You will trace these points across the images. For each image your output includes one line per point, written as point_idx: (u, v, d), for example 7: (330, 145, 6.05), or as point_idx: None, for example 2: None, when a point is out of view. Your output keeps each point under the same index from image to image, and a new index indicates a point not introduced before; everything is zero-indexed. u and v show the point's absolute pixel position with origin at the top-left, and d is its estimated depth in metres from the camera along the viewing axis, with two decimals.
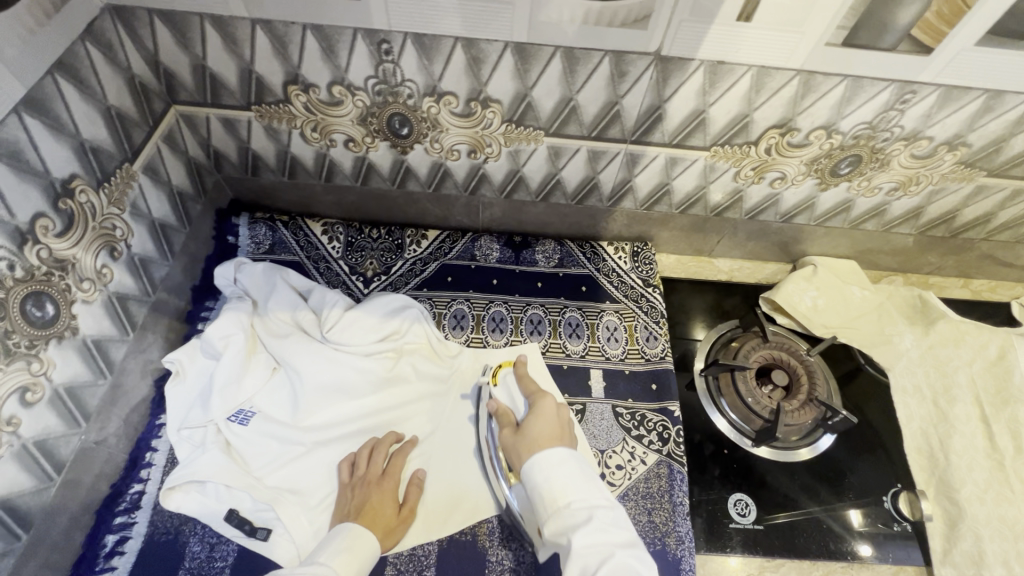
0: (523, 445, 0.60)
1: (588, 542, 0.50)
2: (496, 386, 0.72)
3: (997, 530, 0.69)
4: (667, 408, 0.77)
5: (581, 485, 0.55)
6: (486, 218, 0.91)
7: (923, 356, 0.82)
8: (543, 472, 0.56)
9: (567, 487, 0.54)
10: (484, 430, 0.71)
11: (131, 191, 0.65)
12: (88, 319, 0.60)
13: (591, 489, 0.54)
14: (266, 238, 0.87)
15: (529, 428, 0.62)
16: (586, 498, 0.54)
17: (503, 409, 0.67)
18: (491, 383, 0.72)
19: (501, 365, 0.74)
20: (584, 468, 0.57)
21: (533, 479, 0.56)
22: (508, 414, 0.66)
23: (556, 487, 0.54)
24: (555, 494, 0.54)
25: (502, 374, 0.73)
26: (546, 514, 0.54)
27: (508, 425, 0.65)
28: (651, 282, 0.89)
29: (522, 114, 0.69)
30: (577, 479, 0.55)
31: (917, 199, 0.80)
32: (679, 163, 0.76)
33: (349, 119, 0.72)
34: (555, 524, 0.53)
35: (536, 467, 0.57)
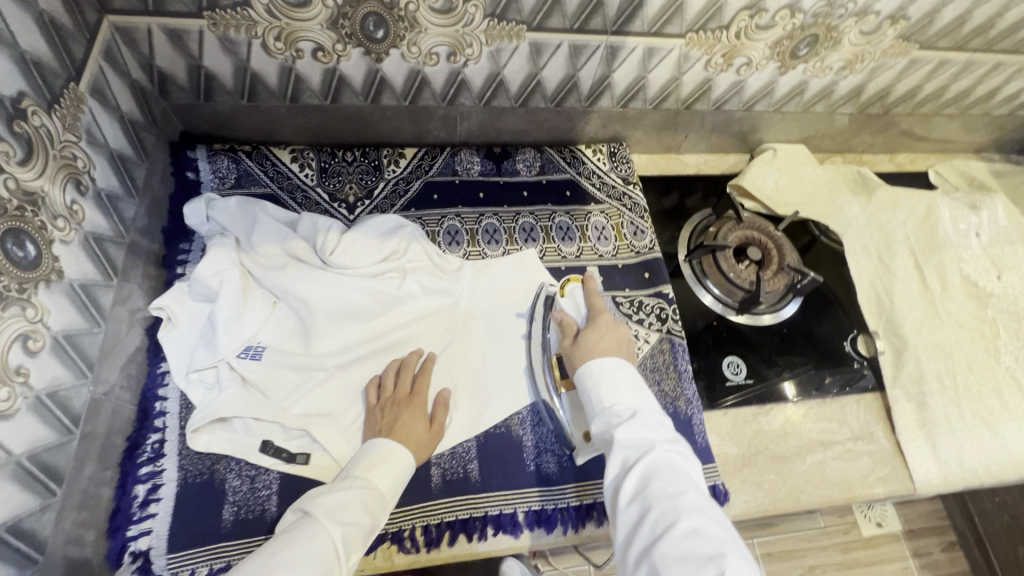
0: (579, 352, 0.65)
1: (630, 436, 0.55)
2: (564, 297, 0.74)
3: (932, 353, 0.83)
4: (661, 291, 0.84)
5: (627, 389, 0.59)
6: (464, 131, 0.89)
7: (868, 221, 0.93)
8: (594, 372, 0.61)
9: (612, 388, 0.60)
10: (538, 350, 0.74)
11: (83, 115, 0.57)
12: (70, 262, 0.54)
13: (637, 394, 0.59)
14: (231, 171, 0.80)
15: (585, 338, 0.66)
16: (634, 399, 0.59)
17: (568, 320, 0.70)
18: (559, 295, 0.75)
19: (569, 279, 0.75)
20: (632, 372, 0.61)
21: (585, 378, 0.61)
22: (570, 324, 0.69)
23: (603, 388, 0.60)
24: (603, 394, 0.59)
25: (570, 288, 0.74)
26: (594, 415, 0.59)
27: (566, 336, 0.69)
28: (630, 181, 0.93)
29: (505, 7, 0.67)
30: (628, 379, 0.60)
31: (861, 76, 0.88)
32: (655, 54, 0.78)
33: (318, 23, 0.66)
34: (598, 420, 0.58)
35: (587, 369, 0.62)
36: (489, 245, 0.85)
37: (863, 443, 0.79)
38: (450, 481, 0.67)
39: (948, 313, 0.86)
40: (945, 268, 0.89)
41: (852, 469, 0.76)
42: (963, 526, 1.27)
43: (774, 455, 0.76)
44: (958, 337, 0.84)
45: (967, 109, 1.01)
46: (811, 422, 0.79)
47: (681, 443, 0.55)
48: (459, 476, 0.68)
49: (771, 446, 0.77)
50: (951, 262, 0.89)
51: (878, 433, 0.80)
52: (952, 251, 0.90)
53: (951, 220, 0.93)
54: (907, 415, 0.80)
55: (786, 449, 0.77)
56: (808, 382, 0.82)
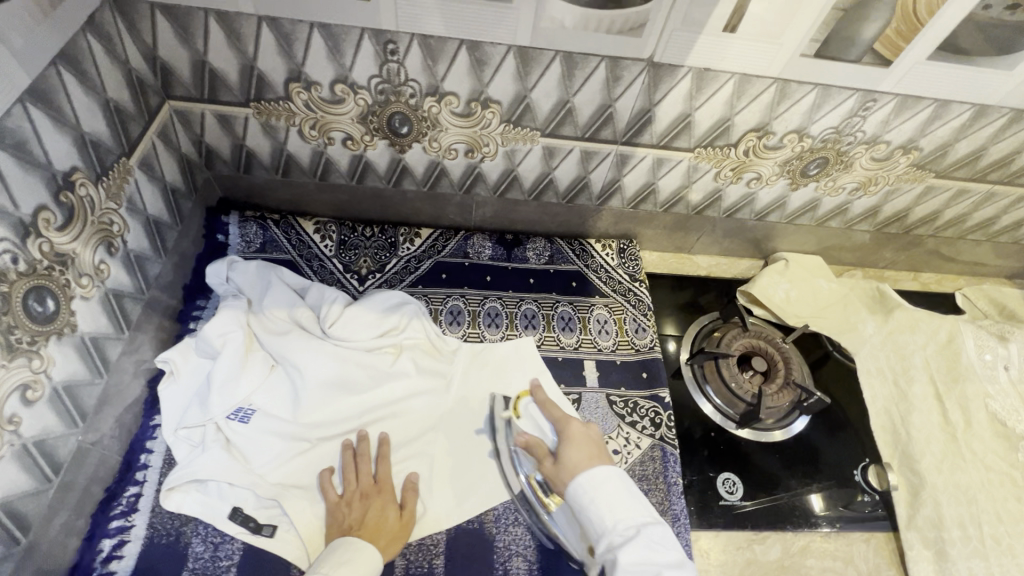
0: (566, 471, 0.61)
1: (637, 561, 0.51)
2: (520, 418, 0.74)
3: (953, 495, 0.77)
4: (658, 394, 0.82)
5: (630, 502, 0.56)
6: (478, 217, 0.93)
7: (884, 342, 0.90)
8: (587, 489, 0.57)
9: (614, 503, 0.56)
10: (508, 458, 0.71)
11: (128, 185, 0.64)
12: (86, 316, 0.59)
13: (636, 508, 0.56)
14: (257, 237, 0.87)
15: (563, 452, 0.63)
16: (636, 517, 0.55)
17: (534, 440, 0.66)
18: (515, 415, 0.74)
19: (519, 396, 0.76)
20: (628, 482, 0.58)
21: (581, 494, 0.58)
22: (539, 444, 0.66)
23: (604, 503, 0.56)
24: (602, 509, 0.56)
25: (523, 404, 0.75)
26: (596, 534, 0.56)
27: (540, 450, 0.65)
28: (638, 278, 0.94)
29: (520, 115, 0.72)
30: (622, 487, 0.58)
31: (875, 198, 0.88)
32: (665, 164, 0.81)
33: (349, 117, 0.73)
34: (602, 543, 0.55)
35: (581, 486, 0.58)
36: (489, 328, 0.86)
37: None
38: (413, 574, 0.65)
39: (972, 452, 0.80)
40: (968, 401, 0.84)
41: None
42: None
43: None
44: (984, 481, 0.78)
45: (994, 236, 0.98)
46: (812, 557, 0.74)
47: (689, 566, 0.51)
48: (423, 571, 0.65)
49: None
50: (975, 396, 0.84)
51: None
52: (977, 383, 0.85)
53: (975, 349, 0.88)
54: (924, 564, 0.74)
55: None
56: (836, 497, 0.78)
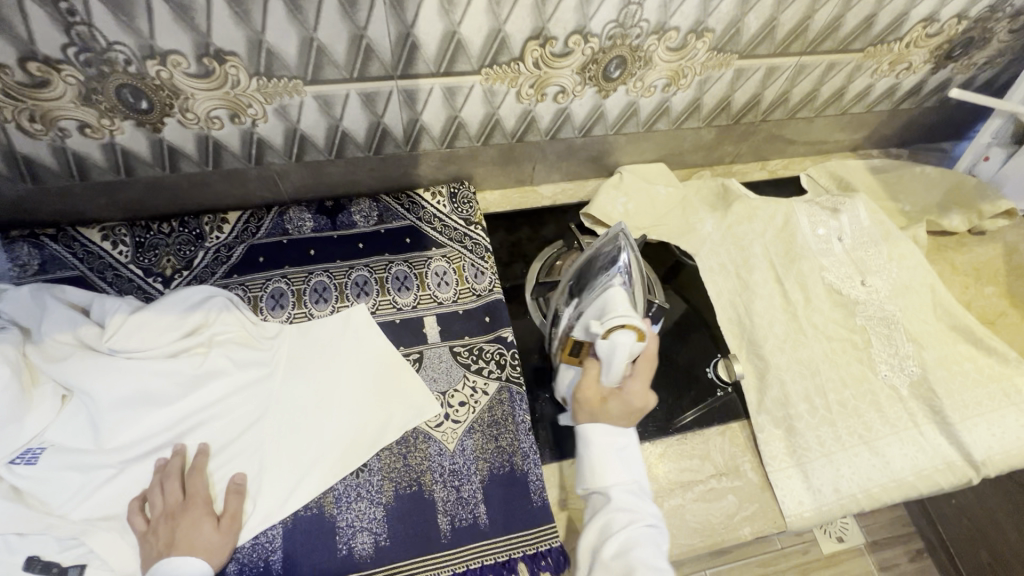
0: (594, 409, 0.63)
1: (618, 506, 0.57)
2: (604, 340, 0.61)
3: (797, 372, 0.79)
4: (501, 336, 0.79)
5: (621, 457, 0.61)
6: (289, 188, 0.85)
7: (723, 236, 0.89)
8: (590, 438, 0.62)
9: (611, 459, 0.60)
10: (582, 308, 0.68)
11: None
12: None
13: (633, 471, 0.60)
14: (32, 258, 0.77)
15: (614, 394, 0.64)
16: (624, 476, 0.59)
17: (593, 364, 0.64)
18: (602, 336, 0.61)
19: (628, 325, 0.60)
20: (630, 447, 0.62)
21: (589, 446, 0.61)
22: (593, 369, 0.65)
23: (598, 453, 0.61)
24: (598, 462, 0.61)
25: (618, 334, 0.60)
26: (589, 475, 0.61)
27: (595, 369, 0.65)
28: (473, 220, 0.89)
29: (268, 64, 0.64)
30: (617, 450, 0.61)
31: (691, 91, 0.85)
32: (457, 92, 0.75)
33: (69, 101, 0.63)
34: (593, 485, 0.60)
35: (586, 437, 0.62)
36: (317, 305, 0.80)
37: (728, 479, 0.74)
38: None
39: (812, 327, 0.82)
40: (806, 278, 0.85)
41: (714, 511, 0.72)
42: (926, 536, 1.13)
43: None
44: (825, 350, 0.80)
45: (823, 110, 0.98)
46: (669, 462, 0.75)
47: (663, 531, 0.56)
48: (259, 571, 0.62)
49: None
50: (812, 271, 0.85)
51: (745, 466, 0.75)
52: (812, 259, 0.86)
53: (810, 226, 0.89)
54: (775, 443, 0.76)
55: None
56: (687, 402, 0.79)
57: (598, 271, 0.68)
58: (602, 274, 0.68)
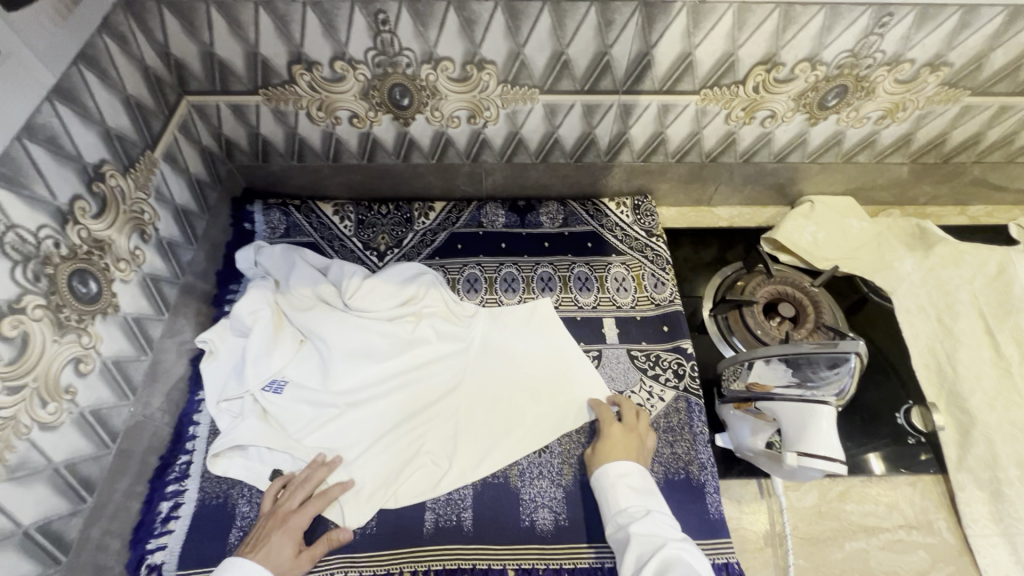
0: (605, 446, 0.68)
1: (644, 532, 0.58)
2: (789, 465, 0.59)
3: (1009, 433, 0.72)
4: (680, 346, 0.81)
5: (635, 491, 0.63)
6: (490, 185, 0.94)
7: (924, 278, 0.85)
8: (610, 477, 0.65)
9: (627, 492, 0.63)
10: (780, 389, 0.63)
11: (154, 176, 0.70)
12: (126, 298, 0.65)
13: (651, 500, 0.62)
14: (281, 222, 0.90)
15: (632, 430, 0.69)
16: (640, 502, 0.62)
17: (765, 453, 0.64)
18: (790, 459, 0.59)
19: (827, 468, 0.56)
20: (644, 477, 0.64)
21: (603, 477, 0.65)
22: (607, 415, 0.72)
23: (617, 489, 0.63)
24: (616, 495, 0.63)
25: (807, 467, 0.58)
26: (609, 510, 0.63)
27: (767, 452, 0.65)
28: (654, 233, 0.92)
29: (517, 73, 0.73)
30: (630, 483, 0.64)
31: (905, 125, 0.83)
32: (671, 110, 0.79)
33: (352, 94, 0.75)
34: (614, 522, 0.61)
35: (604, 473, 0.65)
36: (506, 293, 0.87)
37: (919, 533, 0.69)
38: (442, 527, 0.67)
39: None
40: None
41: (905, 564, 0.67)
42: None
43: (804, 536, 0.69)
44: None
45: None
46: (853, 502, 0.72)
47: (691, 543, 0.56)
48: (452, 525, 0.68)
49: (800, 526, 0.70)
50: None
51: (939, 523, 0.70)
52: None
53: None
54: (977, 506, 0.70)
55: (820, 532, 0.69)
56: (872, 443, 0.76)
57: (818, 367, 0.61)
58: (826, 368, 0.61)
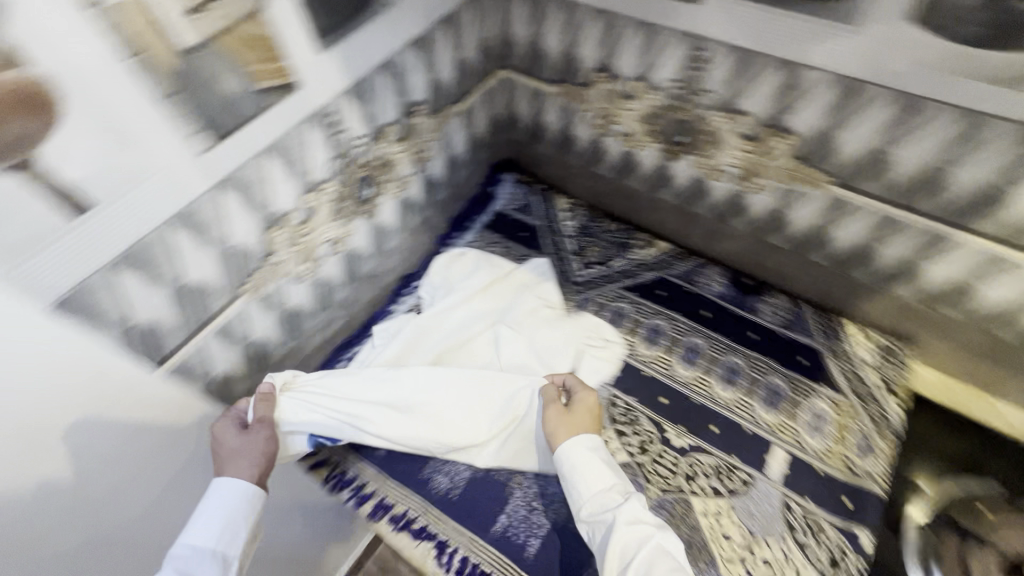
0: (563, 422, 0.63)
1: (627, 528, 0.53)
2: None
3: None
4: (855, 533, 0.64)
5: (598, 464, 0.60)
6: (723, 250, 0.87)
7: None
8: (573, 457, 0.60)
9: (592, 470, 0.59)
10: None
11: (448, 124, 0.82)
12: (385, 211, 0.78)
13: (603, 471, 0.59)
14: (520, 198, 0.97)
15: (576, 412, 0.64)
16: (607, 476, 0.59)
17: None
18: None
19: None
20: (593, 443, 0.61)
21: (569, 458, 0.60)
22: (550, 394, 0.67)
23: (588, 469, 0.59)
24: (589, 477, 0.58)
25: None
26: (580, 498, 0.58)
27: None
28: (893, 390, 0.74)
29: (816, 154, 0.64)
30: (591, 449, 0.61)
31: None
32: (999, 265, 0.61)
33: (635, 115, 0.76)
34: (590, 505, 0.57)
35: (565, 455, 0.61)
36: (683, 363, 0.78)
37: None
38: (508, 538, 0.63)
39: None
40: None
41: None
42: None
43: None
44: None
45: None
46: None
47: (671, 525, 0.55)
48: (517, 542, 0.63)
49: None
50: None
51: None
52: None
53: None
54: None
55: None
56: None
57: None
58: None
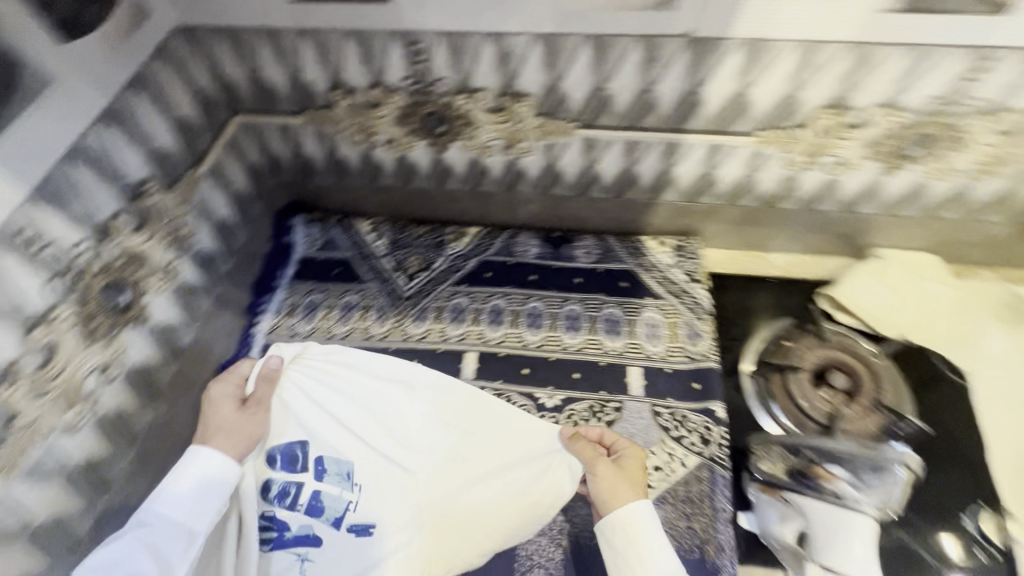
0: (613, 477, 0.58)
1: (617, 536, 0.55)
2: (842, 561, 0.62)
3: None
4: (711, 408, 0.74)
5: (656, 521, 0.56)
6: (525, 215, 0.90)
7: (1013, 359, 0.75)
8: (620, 526, 0.55)
9: (651, 533, 0.55)
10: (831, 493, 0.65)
11: (198, 191, 0.73)
12: (157, 308, 0.68)
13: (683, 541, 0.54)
14: (320, 237, 0.91)
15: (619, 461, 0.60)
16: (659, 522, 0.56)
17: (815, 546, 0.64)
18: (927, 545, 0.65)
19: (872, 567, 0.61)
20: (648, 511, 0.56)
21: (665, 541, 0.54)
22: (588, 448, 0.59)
23: (643, 533, 0.55)
24: (625, 544, 0.55)
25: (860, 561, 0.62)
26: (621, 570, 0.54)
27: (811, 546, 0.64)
28: (696, 278, 0.85)
29: (554, 106, 0.70)
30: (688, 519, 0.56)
31: (1005, 181, 0.71)
32: (721, 151, 0.73)
33: (390, 120, 0.75)
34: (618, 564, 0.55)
35: (612, 528, 0.55)
36: (530, 329, 0.82)
37: None
38: None
39: None
40: None
41: None
42: None
43: None
44: None
45: None
46: None
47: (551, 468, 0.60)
48: None
49: None
50: None
51: None
52: None
53: None
54: None
55: None
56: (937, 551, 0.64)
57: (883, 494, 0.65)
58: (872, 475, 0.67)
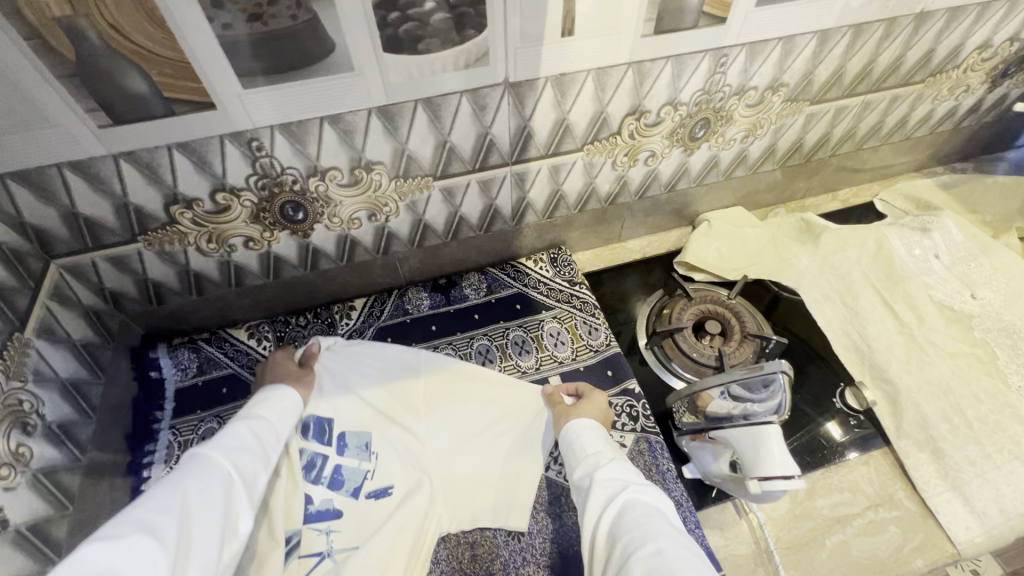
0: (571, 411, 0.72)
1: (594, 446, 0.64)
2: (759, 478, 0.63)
3: (928, 392, 0.81)
4: (627, 387, 0.82)
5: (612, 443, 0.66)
6: (406, 272, 0.92)
7: (821, 267, 0.95)
8: (578, 434, 0.67)
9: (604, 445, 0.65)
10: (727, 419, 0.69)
11: (29, 358, 0.63)
12: (16, 507, 0.58)
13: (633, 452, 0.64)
14: (192, 361, 0.84)
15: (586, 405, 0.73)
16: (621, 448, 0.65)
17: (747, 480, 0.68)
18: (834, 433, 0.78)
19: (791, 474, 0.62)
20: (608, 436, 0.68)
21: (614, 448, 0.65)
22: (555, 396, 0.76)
23: (588, 440, 0.66)
24: (585, 444, 0.65)
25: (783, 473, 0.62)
26: (575, 464, 0.64)
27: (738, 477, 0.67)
28: (576, 281, 0.94)
29: (406, 167, 0.73)
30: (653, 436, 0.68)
31: (767, 138, 0.92)
32: (561, 169, 0.83)
33: (242, 220, 0.73)
34: (580, 467, 0.63)
35: (570, 432, 0.68)
36: None
37: (886, 510, 0.73)
38: None
39: (931, 344, 0.85)
40: (912, 298, 0.91)
41: (881, 544, 0.69)
42: None
43: (788, 546, 0.70)
44: (952, 368, 0.83)
45: (888, 138, 1.03)
46: (821, 497, 0.74)
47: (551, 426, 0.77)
48: None
49: (782, 536, 0.71)
50: (917, 290, 0.91)
51: (899, 494, 0.74)
52: (915, 279, 0.93)
53: (904, 247, 0.97)
54: (925, 468, 0.75)
55: (801, 536, 0.71)
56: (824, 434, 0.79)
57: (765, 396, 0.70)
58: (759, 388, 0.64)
